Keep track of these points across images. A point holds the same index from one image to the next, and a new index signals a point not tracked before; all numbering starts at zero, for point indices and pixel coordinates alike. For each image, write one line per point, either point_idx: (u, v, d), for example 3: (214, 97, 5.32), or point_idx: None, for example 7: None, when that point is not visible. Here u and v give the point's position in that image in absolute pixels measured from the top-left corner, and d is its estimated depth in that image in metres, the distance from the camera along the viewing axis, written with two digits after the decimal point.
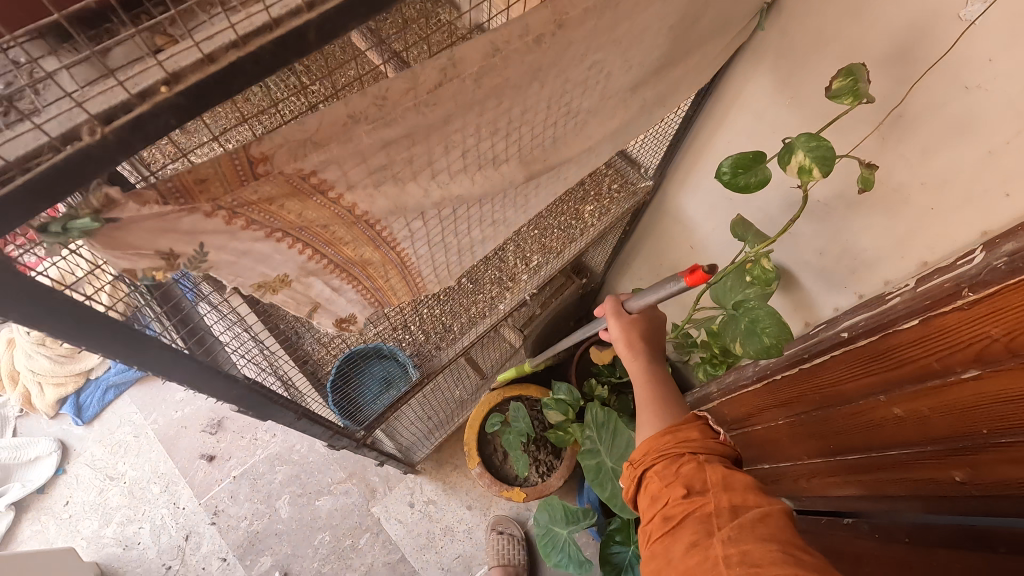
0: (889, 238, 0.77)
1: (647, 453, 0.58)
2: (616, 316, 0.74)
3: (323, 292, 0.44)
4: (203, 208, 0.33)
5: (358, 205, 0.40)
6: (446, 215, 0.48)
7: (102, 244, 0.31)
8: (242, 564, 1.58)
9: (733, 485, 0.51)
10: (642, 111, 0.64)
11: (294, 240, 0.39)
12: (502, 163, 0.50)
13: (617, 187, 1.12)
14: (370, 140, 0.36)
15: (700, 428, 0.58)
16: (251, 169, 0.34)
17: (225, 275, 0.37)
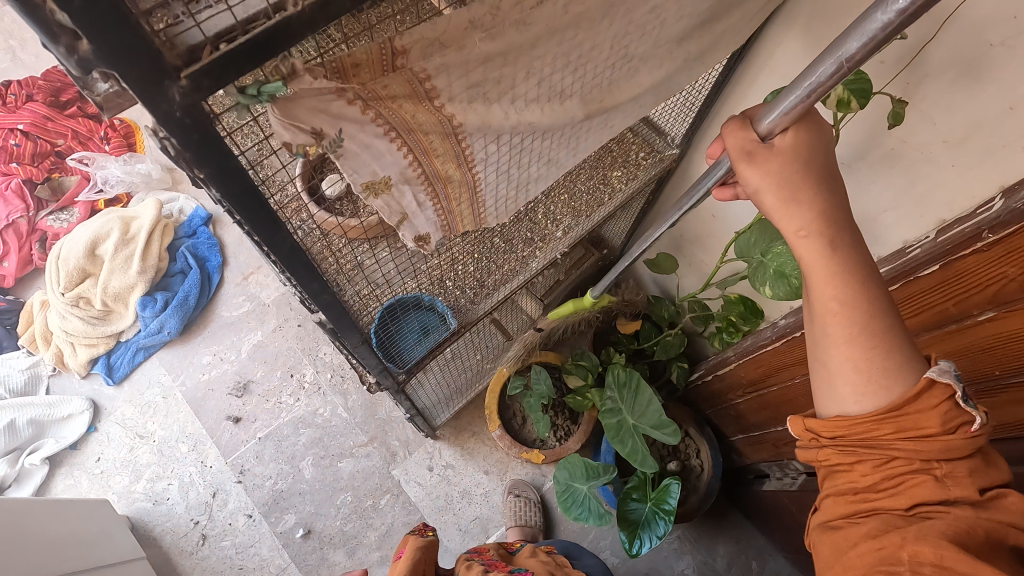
0: (911, 196, 0.81)
1: (852, 437, 0.52)
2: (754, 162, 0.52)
3: (412, 204, 0.49)
4: (349, 89, 0.38)
5: (455, 117, 0.45)
6: (518, 142, 0.53)
7: (279, 112, 0.36)
8: (267, 520, 1.64)
9: (977, 506, 0.47)
10: (686, 63, 0.69)
11: (402, 142, 0.44)
12: (567, 98, 0.54)
13: (644, 154, 1.17)
14: (477, 51, 0.42)
15: (937, 416, 0.49)
16: (391, 62, 0.39)
17: (346, 169, 0.42)
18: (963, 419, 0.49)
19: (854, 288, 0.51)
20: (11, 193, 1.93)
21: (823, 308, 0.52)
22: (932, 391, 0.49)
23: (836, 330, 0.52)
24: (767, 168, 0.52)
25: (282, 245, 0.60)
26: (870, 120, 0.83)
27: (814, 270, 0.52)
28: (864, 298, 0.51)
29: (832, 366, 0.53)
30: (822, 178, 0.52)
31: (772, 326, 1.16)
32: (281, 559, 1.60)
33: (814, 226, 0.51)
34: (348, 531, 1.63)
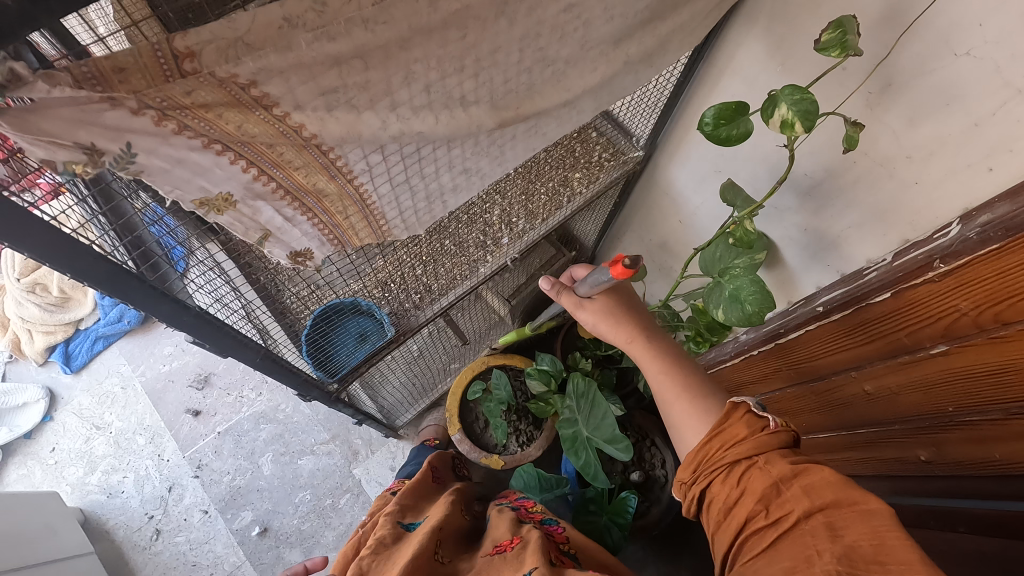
0: (870, 212, 0.76)
1: (698, 464, 0.51)
2: (580, 310, 0.68)
3: (275, 219, 0.46)
4: (125, 101, 0.33)
5: (307, 127, 0.41)
6: (408, 152, 0.49)
7: (13, 126, 0.31)
8: (223, 517, 1.60)
9: (811, 489, 0.45)
10: (626, 67, 0.63)
11: (236, 155, 0.40)
12: (470, 105, 0.50)
13: (608, 155, 1.10)
14: (316, 53, 0.38)
15: (746, 423, 0.51)
16: (178, 65, 0.34)
17: (159, 182, 0.38)
18: (768, 421, 0.51)
19: (671, 365, 0.60)
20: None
21: (657, 384, 0.60)
22: (734, 412, 0.52)
23: (670, 394, 0.58)
24: (592, 311, 0.67)
25: (127, 290, 0.54)
26: (829, 143, 0.79)
27: (644, 362, 0.62)
28: (681, 367, 0.60)
29: (675, 422, 0.56)
30: (632, 309, 0.67)
31: (735, 340, 1.11)
32: (236, 557, 1.56)
33: (635, 334, 0.64)
34: (306, 531, 1.59)
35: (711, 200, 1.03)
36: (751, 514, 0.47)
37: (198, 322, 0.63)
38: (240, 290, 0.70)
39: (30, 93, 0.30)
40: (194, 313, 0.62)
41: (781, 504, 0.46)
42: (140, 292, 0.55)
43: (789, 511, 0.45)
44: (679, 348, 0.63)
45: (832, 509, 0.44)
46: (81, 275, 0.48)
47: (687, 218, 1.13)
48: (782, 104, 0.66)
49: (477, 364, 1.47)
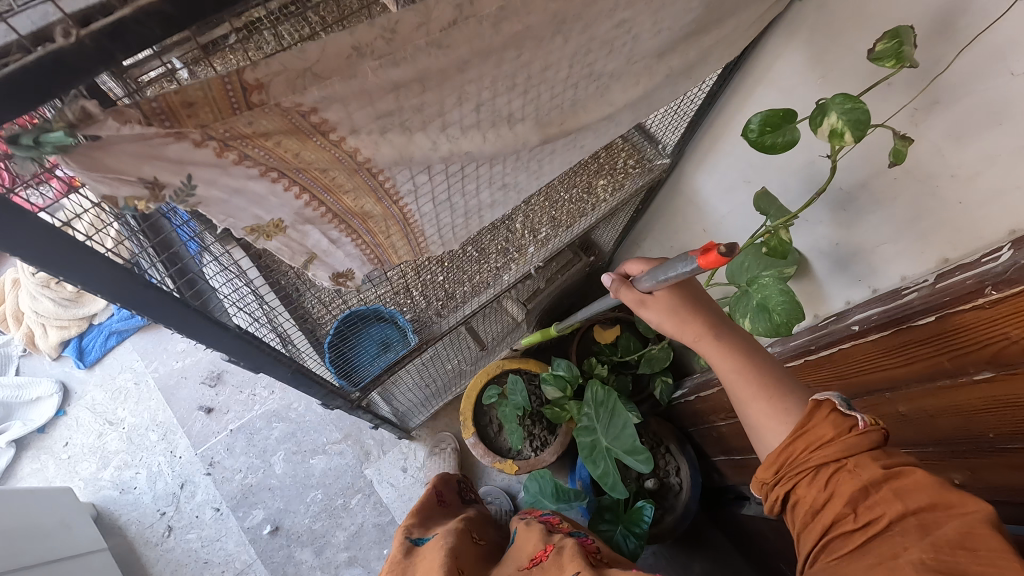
0: (909, 229, 0.74)
1: (782, 464, 0.50)
2: (643, 309, 0.65)
3: (320, 242, 0.45)
4: (191, 135, 0.33)
5: (361, 151, 0.40)
6: (453, 171, 0.48)
7: (81, 163, 0.31)
8: (235, 515, 1.60)
9: (902, 492, 0.44)
10: (668, 80, 0.62)
11: (289, 181, 0.39)
12: (517, 122, 0.48)
13: (633, 162, 1.09)
14: (377, 79, 0.37)
15: (832, 422, 0.49)
16: (245, 98, 0.34)
17: (215, 212, 0.37)
18: (856, 419, 0.49)
19: (743, 362, 0.59)
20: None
21: (730, 382, 0.59)
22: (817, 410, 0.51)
23: (746, 394, 0.57)
24: (655, 309, 0.65)
25: (170, 315, 0.52)
26: (867, 162, 0.77)
27: (715, 359, 0.61)
28: (755, 367, 0.58)
29: (755, 424, 0.56)
30: (698, 303, 0.64)
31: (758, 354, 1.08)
32: (247, 556, 1.56)
33: (704, 331, 0.62)
34: (317, 530, 1.59)
35: (739, 210, 1.02)
36: (838, 516, 0.46)
37: (236, 341, 0.62)
38: (263, 296, 0.68)
39: (100, 130, 0.30)
40: (231, 332, 0.60)
41: (872, 506, 0.45)
42: (179, 317, 0.53)
43: (880, 514, 0.44)
44: (752, 343, 0.61)
45: (927, 513, 0.42)
46: (128, 302, 0.48)
47: (712, 227, 1.11)
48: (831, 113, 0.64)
49: (493, 367, 1.46)
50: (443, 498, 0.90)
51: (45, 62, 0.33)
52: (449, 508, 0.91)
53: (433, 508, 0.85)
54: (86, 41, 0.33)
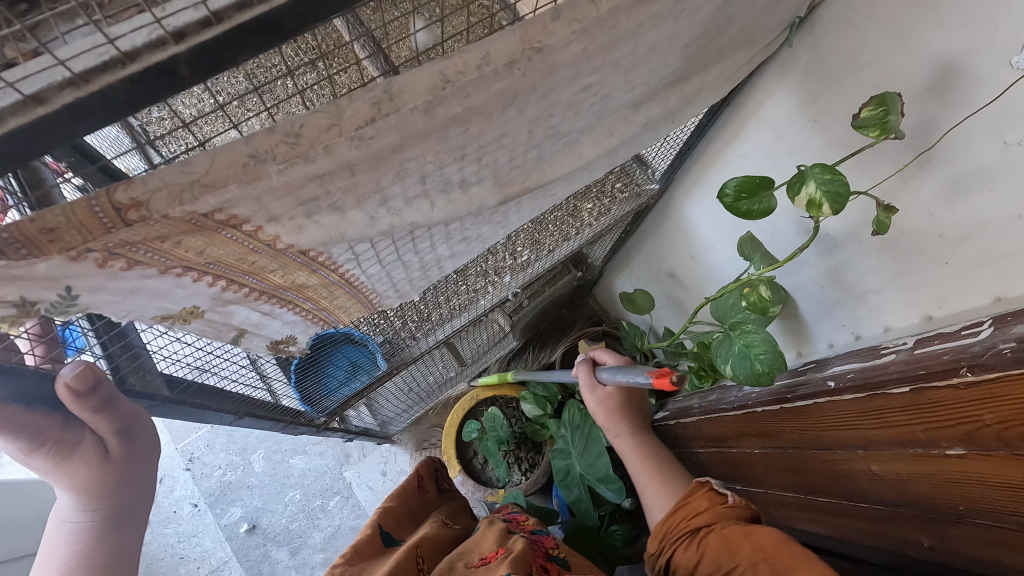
0: (894, 283, 0.72)
1: (664, 535, 0.66)
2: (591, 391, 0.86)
3: (250, 318, 0.43)
4: (58, 258, 0.30)
5: (281, 238, 0.38)
6: (399, 238, 0.45)
7: None
8: (213, 512, 1.63)
9: None
10: (647, 127, 0.59)
11: (202, 274, 0.37)
12: (472, 185, 0.45)
13: (622, 186, 1.06)
14: (288, 177, 0.34)
15: (707, 496, 0.66)
16: (121, 217, 0.31)
17: (110, 312, 0.35)
18: None
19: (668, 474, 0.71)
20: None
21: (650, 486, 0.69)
22: None
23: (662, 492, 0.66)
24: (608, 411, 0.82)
25: None
26: (854, 216, 0.75)
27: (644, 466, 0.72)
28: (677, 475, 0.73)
29: None
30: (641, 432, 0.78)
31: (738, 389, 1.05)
32: (222, 553, 1.59)
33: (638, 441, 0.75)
34: (294, 530, 1.62)
35: (726, 243, 1.00)
36: None
37: (169, 405, 0.61)
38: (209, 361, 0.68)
39: None
40: (161, 400, 0.59)
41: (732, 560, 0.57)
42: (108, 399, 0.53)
43: None
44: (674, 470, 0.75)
45: None
46: (19, 394, 0.41)
47: (699, 253, 1.09)
48: (810, 181, 0.60)
49: (468, 401, 1.45)
50: (421, 484, 0.88)
51: None
52: (427, 496, 0.87)
53: (409, 499, 0.82)
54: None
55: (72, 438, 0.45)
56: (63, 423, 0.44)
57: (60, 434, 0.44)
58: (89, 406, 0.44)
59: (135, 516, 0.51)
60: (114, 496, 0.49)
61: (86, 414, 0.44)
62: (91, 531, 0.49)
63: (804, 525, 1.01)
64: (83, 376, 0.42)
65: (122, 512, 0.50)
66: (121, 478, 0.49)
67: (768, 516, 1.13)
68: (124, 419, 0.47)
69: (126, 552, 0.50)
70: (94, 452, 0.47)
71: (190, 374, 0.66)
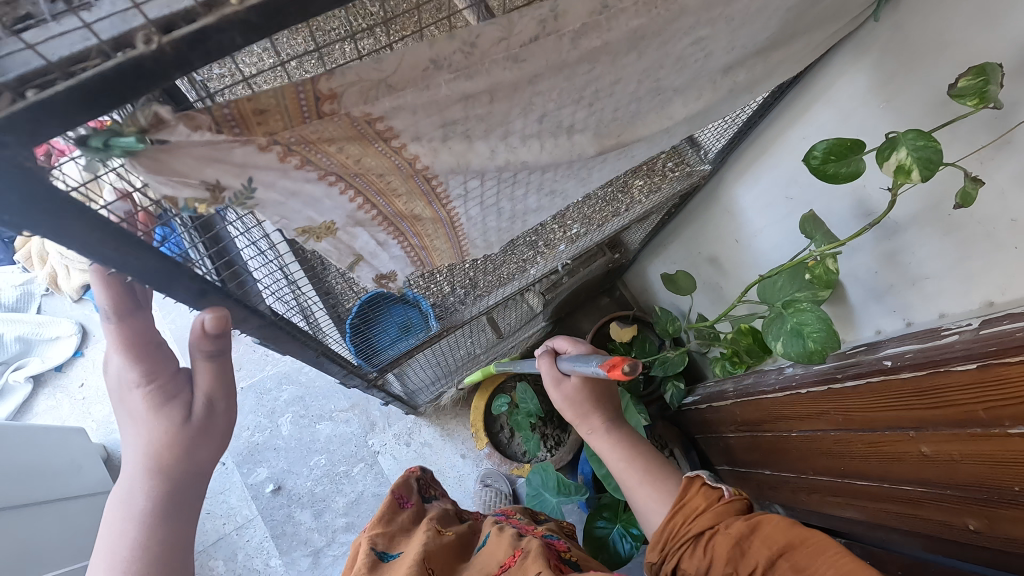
0: (955, 267, 0.72)
1: (666, 540, 0.64)
2: (557, 386, 0.80)
3: (369, 245, 0.47)
4: (258, 140, 0.35)
5: (419, 158, 0.41)
6: (506, 178, 0.48)
7: (147, 167, 0.32)
8: (240, 471, 1.67)
9: (770, 538, 0.57)
10: (729, 95, 0.60)
11: (347, 185, 0.41)
12: (576, 133, 0.48)
13: (673, 165, 1.07)
14: (450, 91, 0.37)
15: (704, 495, 0.66)
16: (316, 108, 0.35)
17: (270, 215, 0.39)
18: (722, 490, 0.66)
19: (628, 451, 0.77)
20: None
21: (621, 469, 0.76)
22: (691, 483, 0.69)
23: (632, 481, 0.74)
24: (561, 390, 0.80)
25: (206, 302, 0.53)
26: (922, 201, 0.75)
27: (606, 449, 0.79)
28: (636, 452, 0.77)
29: (643, 505, 0.72)
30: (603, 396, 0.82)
31: (778, 372, 1.05)
32: (248, 511, 1.63)
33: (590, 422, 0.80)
34: (318, 494, 1.65)
35: (776, 228, 1.00)
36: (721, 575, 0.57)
37: (270, 327, 0.66)
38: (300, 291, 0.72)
39: (170, 135, 0.32)
40: (267, 320, 0.64)
41: (747, 559, 0.56)
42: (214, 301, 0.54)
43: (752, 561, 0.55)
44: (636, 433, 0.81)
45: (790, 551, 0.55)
46: (166, 288, 0.46)
47: (744, 239, 1.10)
48: (900, 148, 0.60)
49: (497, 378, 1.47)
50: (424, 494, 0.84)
51: (120, 69, 0.30)
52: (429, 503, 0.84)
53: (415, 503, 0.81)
54: (168, 48, 0.30)
55: (171, 392, 0.50)
56: (172, 372, 0.51)
57: (167, 384, 0.50)
58: (207, 349, 0.50)
59: (193, 505, 0.52)
60: (185, 472, 0.51)
61: (201, 357, 0.51)
62: (152, 513, 0.49)
63: (833, 510, 1.02)
64: (219, 322, 0.49)
65: (182, 495, 0.51)
66: (196, 450, 0.51)
67: (794, 504, 1.14)
68: (220, 382, 0.53)
69: (180, 545, 0.50)
70: (180, 413, 0.50)
71: (282, 300, 0.69)
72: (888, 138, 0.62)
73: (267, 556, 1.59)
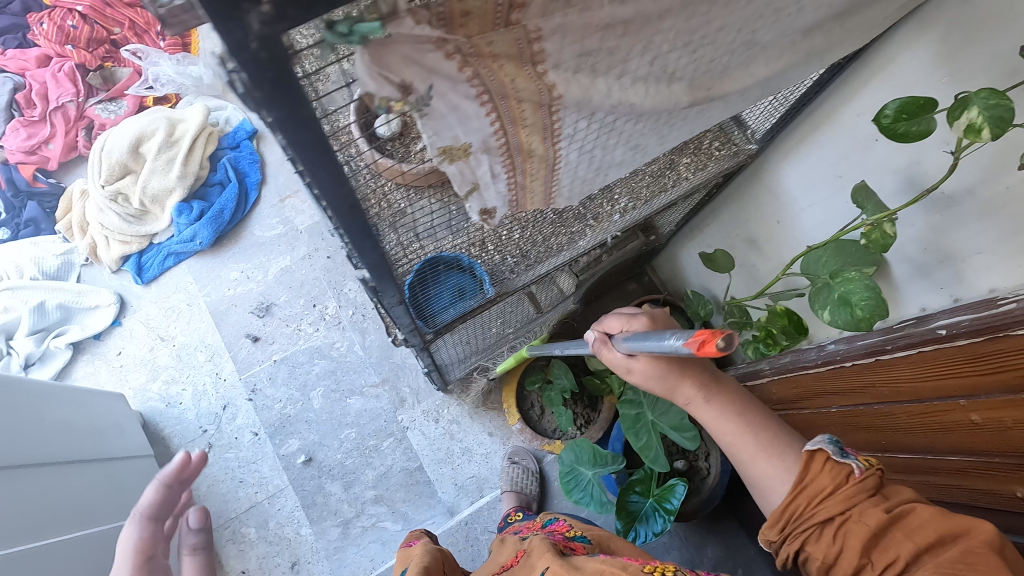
0: (1009, 241, 0.74)
1: (788, 521, 0.57)
2: (627, 371, 0.70)
3: (486, 174, 0.54)
4: (456, 40, 0.41)
5: (556, 86, 0.47)
6: (608, 119, 0.53)
7: (371, 55, 0.39)
8: (272, 441, 1.70)
9: (911, 531, 0.50)
10: (803, 61, 0.62)
11: (493, 107, 0.47)
12: (674, 81, 0.53)
13: (719, 144, 1.10)
14: (604, 14, 0.44)
15: (830, 472, 0.56)
16: (508, 15, 0.41)
17: (430, 126, 0.45)
18: (851, 466, 0.56)
19: (738, 422, 0.66)
20: (35, 62, 1.94)
21: (728, 443, 0.66)
22: (814, 459, 0.58)
23: (747, 454, 0.64)
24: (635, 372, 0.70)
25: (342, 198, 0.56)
26: (977, 176, 0.76)
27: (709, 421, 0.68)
28: (741, 416, 0.66)
29: (760, 480, 0.63)
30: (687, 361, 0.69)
31: (817, 349, 1.07)
32: (280, 480, 1.67)
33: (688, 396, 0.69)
34: (348, 466, 1.68)
35: (820, 207, 1.02)
36: (860, 567, 0.51)
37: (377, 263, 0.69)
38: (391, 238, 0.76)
39: (398, 27, 0.38)
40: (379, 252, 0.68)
41: (889, 550, 0.50)
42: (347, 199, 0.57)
43: (896, 556, 0.50)
44: (740, 397, 0.69)
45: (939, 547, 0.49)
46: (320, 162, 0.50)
47: (786, 219, 1.12)
48: (970, 108, 0.62)
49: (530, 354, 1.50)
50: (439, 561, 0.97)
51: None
52: None
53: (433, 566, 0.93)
54: None
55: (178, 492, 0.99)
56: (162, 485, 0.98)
57: (179, 489, 0.98)
58: (193, 469, 0.97)
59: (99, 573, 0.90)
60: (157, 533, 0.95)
61: (181, 477, 0.96)
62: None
63: None
64: (199, 456, 0.97)
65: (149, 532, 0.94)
66: (170, 503, 0.96)
67: None
68: (178, 490, 0.97)
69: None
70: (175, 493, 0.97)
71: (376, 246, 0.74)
72: (960, 97, 0.64)
73: (297, 525, 1.63)
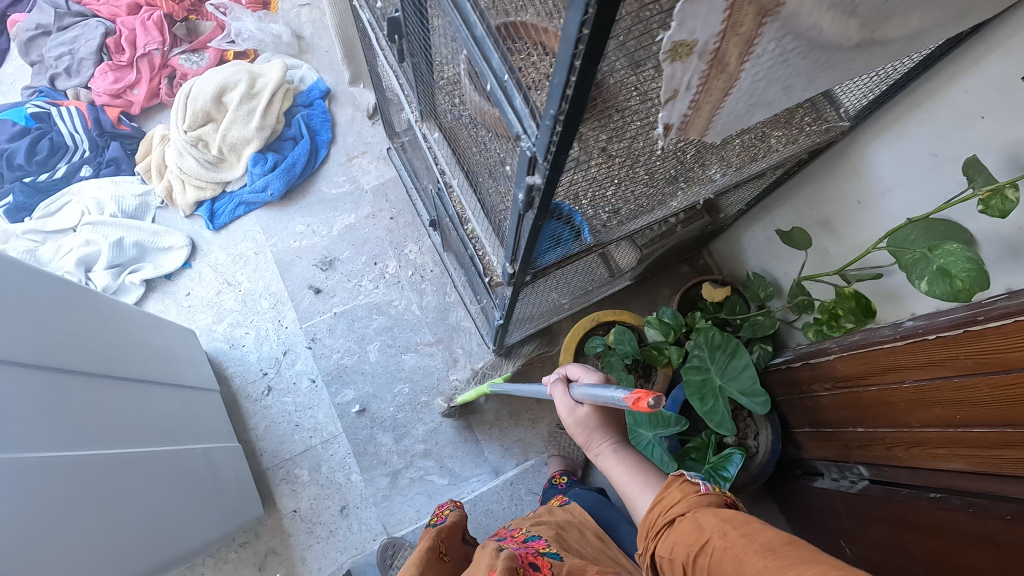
0: None
1: (649, 530, 0.74)
2: (571, 414, 0.91)
3: (685, 82, 0.54)
4: None
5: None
6: (785, 49, 0.55)
7: None
8: (329, 389, 1.76)
9: (716, 519, 0.67)
10: (946, 21, 0.64)
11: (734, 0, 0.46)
12: (850, 18, 0.55)
13: (811, 120, 1.08)
14: None
15: (681, 488, 0.74)
16: None
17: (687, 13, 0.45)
18: (699, 485, 0.74)
19: (634, 469, 0.89)
20: (125, 9, 2.02)
21: (623, 484, 0.89)
22: (672, 482, 0.76)
23: (635, 492, 0.87)
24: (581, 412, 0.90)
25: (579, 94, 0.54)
26: None
27: (612, 467, 0.90)
28: (635, 466, 0.90)
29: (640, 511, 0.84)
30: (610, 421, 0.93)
31: (896, 325, 1.09)
32: (334, 427, 1.73)
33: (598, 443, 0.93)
34: (400, 419, 1.74)
35: (911, 185, 1.05)
36: (686, 558, 0.67)
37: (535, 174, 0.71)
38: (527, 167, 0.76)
39: None
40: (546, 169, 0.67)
41: (704, 535, 0.66)
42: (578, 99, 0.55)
43: (707, 539, 0.66)
44: (639, 455, 0.92)
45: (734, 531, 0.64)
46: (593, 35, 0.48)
47: (869, 199, 1.15)
48: None
49: (589, 322, 1.55)
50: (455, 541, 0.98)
51: None
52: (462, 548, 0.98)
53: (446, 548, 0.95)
54: None
55: None
56: None
57: None
58: None
59: None
60: None
61: None
62: None
63: (936, 464, 1.05)
64: None
65: None
66: None
67: (886, 461, 1.18)
68: None
69: None
70: None
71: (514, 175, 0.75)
72: None
73: (348, 471, 1.69)
